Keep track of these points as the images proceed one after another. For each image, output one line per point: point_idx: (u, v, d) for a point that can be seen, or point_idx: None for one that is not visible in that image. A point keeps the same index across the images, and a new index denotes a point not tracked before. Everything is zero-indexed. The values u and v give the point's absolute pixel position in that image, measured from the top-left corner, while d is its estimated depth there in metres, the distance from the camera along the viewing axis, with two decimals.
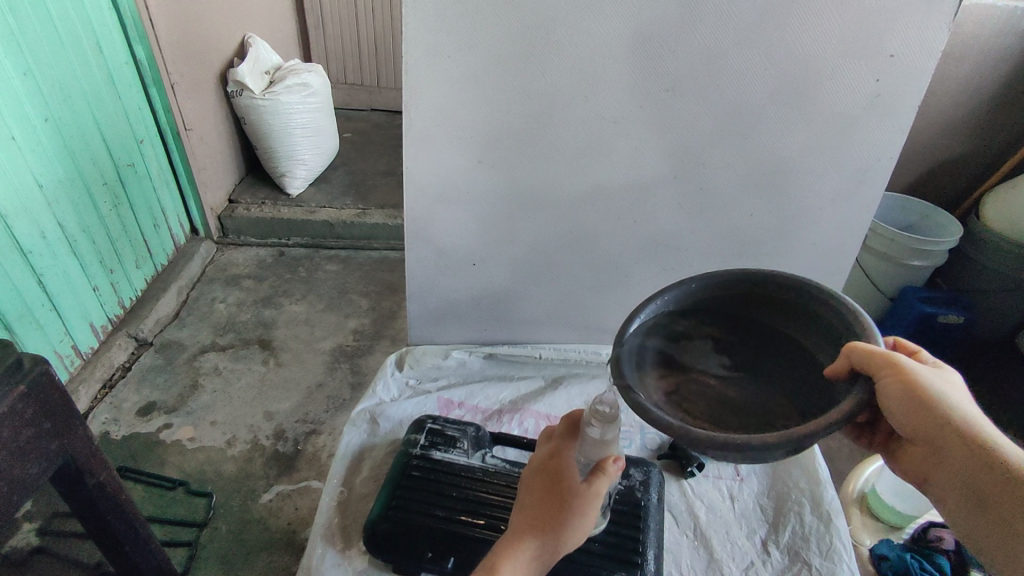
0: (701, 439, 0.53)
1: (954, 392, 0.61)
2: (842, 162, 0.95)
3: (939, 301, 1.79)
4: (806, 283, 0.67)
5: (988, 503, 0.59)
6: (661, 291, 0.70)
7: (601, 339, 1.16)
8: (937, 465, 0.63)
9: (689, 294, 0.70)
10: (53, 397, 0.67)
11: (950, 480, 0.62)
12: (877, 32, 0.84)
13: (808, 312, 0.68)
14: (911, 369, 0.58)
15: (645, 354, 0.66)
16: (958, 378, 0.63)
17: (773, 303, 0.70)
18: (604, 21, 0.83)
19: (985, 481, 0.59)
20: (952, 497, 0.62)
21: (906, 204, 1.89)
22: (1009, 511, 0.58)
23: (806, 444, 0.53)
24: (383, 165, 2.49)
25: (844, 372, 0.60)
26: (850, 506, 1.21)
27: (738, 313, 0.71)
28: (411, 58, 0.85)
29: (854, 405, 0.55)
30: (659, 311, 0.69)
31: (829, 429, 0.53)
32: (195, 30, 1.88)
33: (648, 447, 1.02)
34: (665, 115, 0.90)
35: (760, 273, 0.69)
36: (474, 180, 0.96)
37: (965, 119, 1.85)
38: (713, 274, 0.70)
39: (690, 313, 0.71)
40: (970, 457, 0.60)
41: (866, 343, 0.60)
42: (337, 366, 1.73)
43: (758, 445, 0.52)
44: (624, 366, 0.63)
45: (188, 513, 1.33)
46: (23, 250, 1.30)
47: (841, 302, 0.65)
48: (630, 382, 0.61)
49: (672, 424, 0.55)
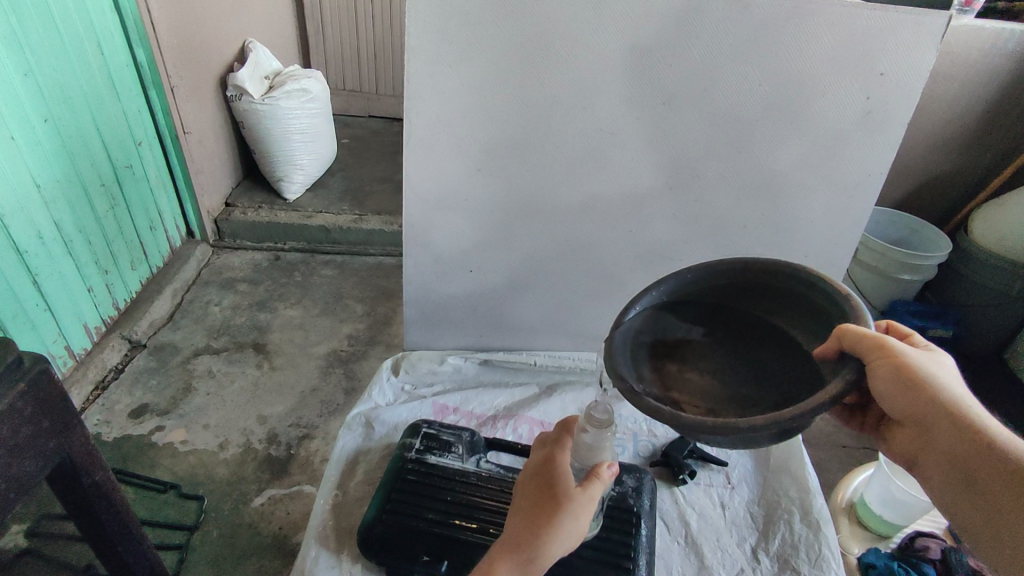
0: (689, 422, 0.55)
1: (944, 373, 0.63)
2: (833, 177, 0.97)
3: (927, 315, 1.82)
4: (798, 268, 0.68)
5: (974, 483, 0.61)
6: (657, 283, 0.73)
7: (594, 347, 1.18)
8: (925, 445, 0.64)
9: (684, 285, 0.73)
10: (53, 395, 0.67)
11: (937, 461, 0.63)
12: (866, 50, 0.87)
13: (802, 298, 0.68)
14: (901, 351, 0.59)
15: (641, 343, 0.69)
16: (950, 360, 0.65)
17: (767, 291, 0.71)
18: (602, 34, 0.85)
19: (973, 462, 0.60)
20: (937, 476, 0.64)
21: (895, 218, 1.92)
22: (995, 490, 0.59)
23: (792, 427, 0.53)
24: (380, 171, 2.51)
25: (833, 354, 0.61)
26: (839, 516, 1.24)
27: (732, 303, 0.72)
28: (413, 66, 0.87)
29: (843, 387, 0.55)
30: (655, 301, 0.72)
31: (813, 411, 0.53)
32: (196, 35, 1.89)
33: (641, 454, 1.03)
34: (662, 127, 0.92)
35: (751, 261, 0.71)
36: (472, 189, 0.97)
37: (954, 138, 1.88)
38: (706, 264, 0.73)
39: (686, 304, 0.73)
40: (958, 438, 0.61)
41: (857, 326, 0.60)
42: (331, 371, 1.74)
43: (746, 428, 0.53)
44: (616, 355, 0.66)
45: (178, 516, 1.32)
46: (19, 250, 1.30)
47: (829, 284, 0.66)
48: (621, 368, 0.64)
49: (661, 409, 0.56)
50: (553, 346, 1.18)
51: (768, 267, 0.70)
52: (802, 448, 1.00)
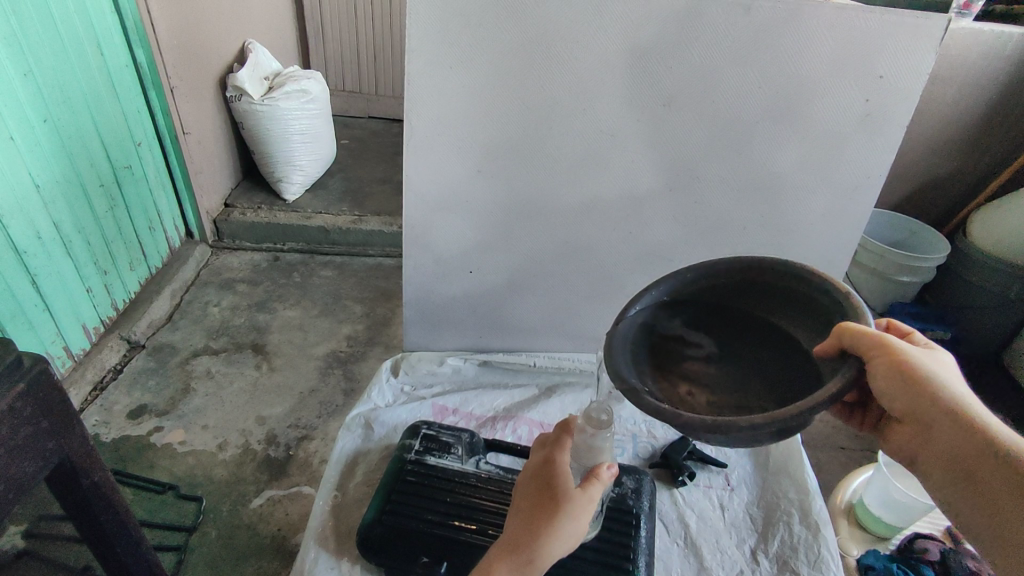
0: (690, 421, 0.55)
1: (944, 371, 0.63)
2: (833, 179, 0.98)
3: (925, 317, 1.82)
4: (796, 266, 0.68)
5: (974, 481, 0.61)
6: (657, 283, 0.73)
7: (594, 348, 1.18)
8: (925, 442, 0.64)
9: (683, 285, 0.73)
10: (52, 396, 0.67)
11: (937, 459, 0.63)
12: (866, 53, 0.87)
13: (801, 296, 0.68)
14: (900, 347, 0.59)
15: (641, 343, 0.69)
16: (949, 358, 0.65)
17: (766, 290, 0.71)
18: (603, 36, 0.85)
19: (972, 460, 0.60)
20: (936, 473, 0.64)
21: (894, 220, 1.92)
22: (995, 486, 0.59)
23: (792, 426, 0.53)
24: (379, 172, 2.51)
25: (833, 352, 0.61)
26: (838, 518, 1.24)
27: (731, 304, 0.72)
28: (413, 67, 0.87)
29: (842, 385, 0.55)
30: (654, 301, 0.72)
31: (812, 409, 0.53)
32: (196, 36, 1.90)
33: (641, 455, 1.04)
34: (662, 128, 0.92)
35: (749, 260, 0.71)
36: (472, 190, 0.98)
37: (952, 140, 1.89)
38: (705, 263, 0.73)
39: (685, 304, 0.73)
40: (957, 435, 0.61)
41: (856, 324, 0.60)
42: (331, 372, 1.74)
43: (746, 427, 0.53)
44: (616, 355, 0.66)
45: (176, 517, 1.32)
46: (18, 251, 1.30)
47: (828, 282, 0.66)
48: (622, 368, 0.63)
49: (662, 408, 0.56)
50: (552, 347, 1.18)
51: (766, 266, 0.69)
52: (802, 450, 1.00)
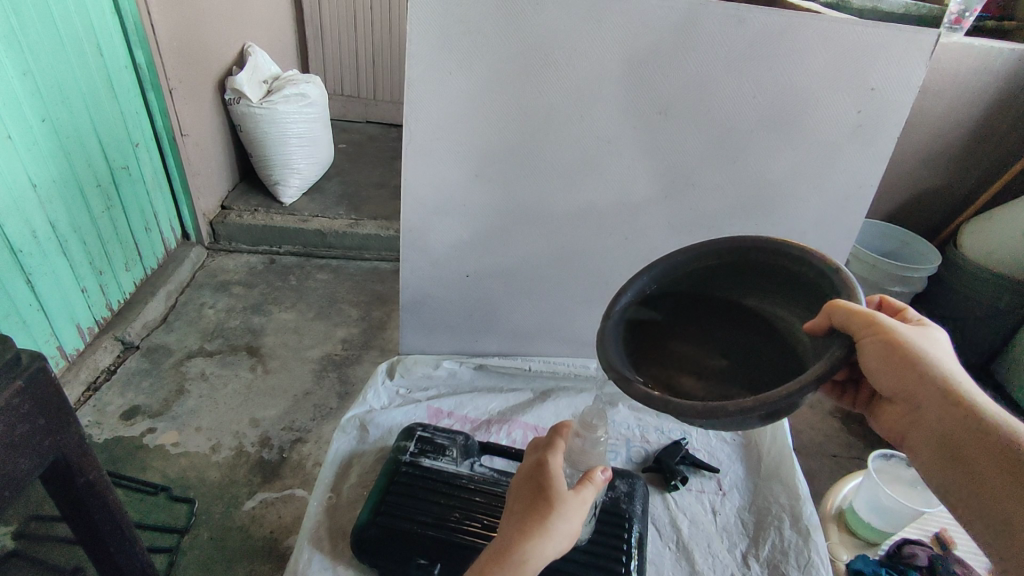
0: (681, 408, 0.56)
1: (935, 349, 0.64)
2: (825, 188, 1.00)
3: None
4: (788, 244, 0.68)
5: (961, 459, 0.61)
6: (648, 268, 0.75)
7: (588, 353, 1.19)
8: (915, 421, 0.65)
9: (675, 269, 0.75)
10: (49, 392, 0.68)
11: (925, 437, 0.64)
12: (857, 67, 0.89)
13: (791, 275, 0.69)
14: (889, 326, 0.60)
15: (630, 332, 0.71)
16: (942, 337, 0.66)
17: (758, 272, 0.71)
18: (603, 45, 0.86)
19: (961, 438, 0.61)
20: (926, 452, 0.65)
21: (887, 230, 1.94)
22: (982, 466, 0.60)
23: (781, 408, 0.54)
24: (376, 177, 2.52)
25: (823, 328, 0.61)
26: (828, 522, 1.23)
27: (722, 287, 0.73)
28: (413, 73, 0.87)
29: (831, 364, 0.56)
30: (644, 288, 0.75)
31: (801, 391, 0.53)
32: (195, 39, 1.90)
33: (634, 459, 1.05)
34: (657, 137, 0.93)
35: (740, 241, 0.72)
36: (470, 195, 0.98)
37: (942, 155, 1.92)
38: (696, 247, 0.74)
39: (674, 290, 0.75)
40: (945, 412, 0.62)
41: (846, 301, 0.61)
42: (326, 375, 1.74)
43: (735, 411, 0.54)
44: (608, 345, 0.68)
45: (168, 518, 1.31)
46: (12, 249, 1.29)
47: (820, 259, 0.66)
48: (614, 358, 0.66)
49: (654, 397, 0.58)
50: (547, 352, 1.19)
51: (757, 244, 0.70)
52: (794, 456, 1.01)
